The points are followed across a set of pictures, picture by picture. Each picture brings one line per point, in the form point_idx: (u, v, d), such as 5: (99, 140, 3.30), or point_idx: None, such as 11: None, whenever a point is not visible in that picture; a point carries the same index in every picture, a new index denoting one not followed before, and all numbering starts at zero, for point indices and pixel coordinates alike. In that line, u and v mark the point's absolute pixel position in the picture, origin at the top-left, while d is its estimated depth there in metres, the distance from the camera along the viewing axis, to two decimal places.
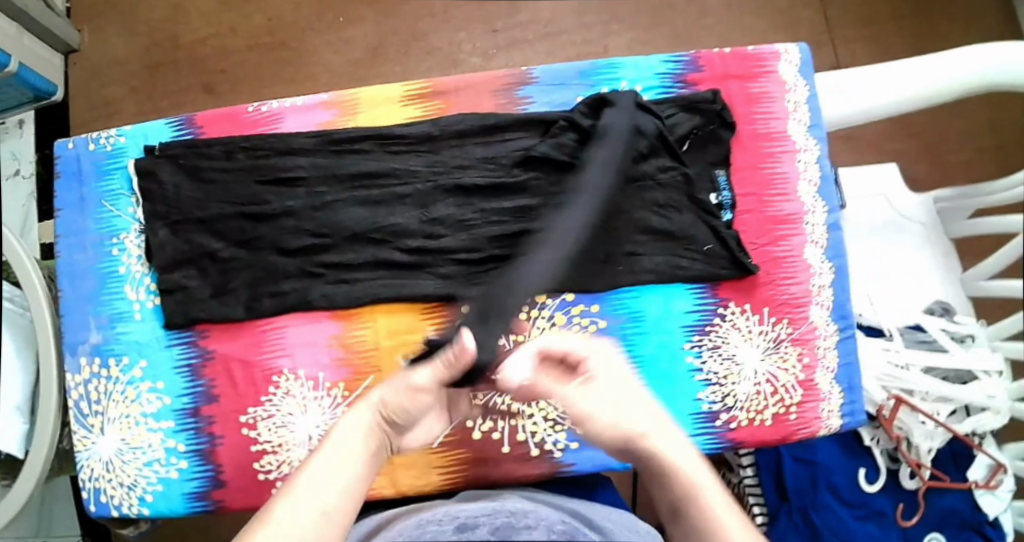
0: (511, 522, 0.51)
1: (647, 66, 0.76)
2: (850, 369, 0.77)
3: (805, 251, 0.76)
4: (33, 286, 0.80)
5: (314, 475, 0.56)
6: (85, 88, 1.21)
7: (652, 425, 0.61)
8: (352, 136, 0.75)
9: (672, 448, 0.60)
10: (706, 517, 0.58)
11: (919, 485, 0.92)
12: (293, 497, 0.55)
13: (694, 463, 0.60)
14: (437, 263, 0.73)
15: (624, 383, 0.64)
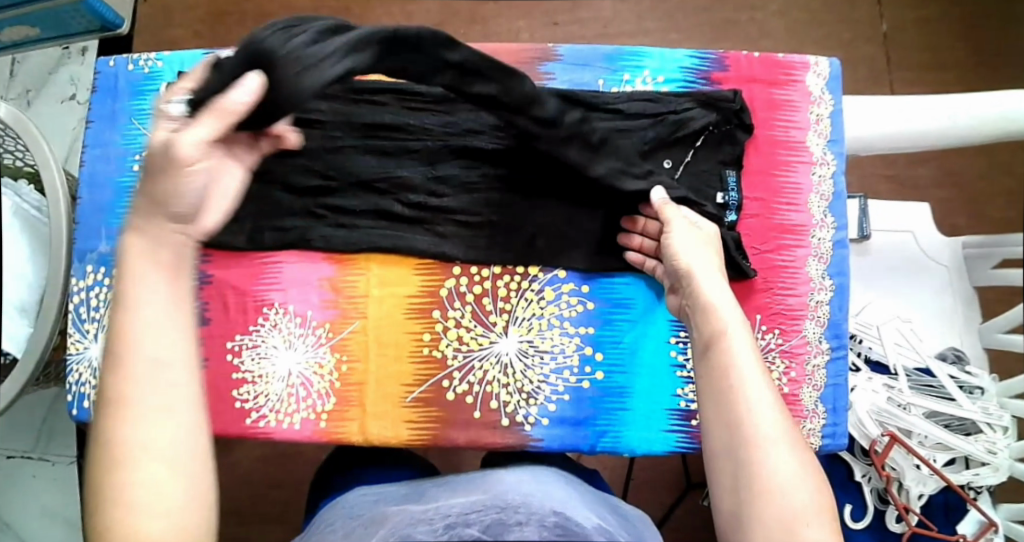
0: (500, 521, 0.48)
1: (673, 58, 0.76)
2: (837, 390, 0.74)
3: (808, 265, 0.74)
4: (57, 197, 0.84)
5: (140, 345, 0.51)
6: (150, 26, 1.27)
7: (719, 289, 0.66)
8: (372, 87, 0.75)
9: (723, 303, 0.64)
10: (731, 371, 0.61)
11: (904, 530, 0.90)
12: (140, 370, 0.51)
13: (737, 320, 0.63)
14: (437, 222, 0.74)
15: (706, 243, 0.69)
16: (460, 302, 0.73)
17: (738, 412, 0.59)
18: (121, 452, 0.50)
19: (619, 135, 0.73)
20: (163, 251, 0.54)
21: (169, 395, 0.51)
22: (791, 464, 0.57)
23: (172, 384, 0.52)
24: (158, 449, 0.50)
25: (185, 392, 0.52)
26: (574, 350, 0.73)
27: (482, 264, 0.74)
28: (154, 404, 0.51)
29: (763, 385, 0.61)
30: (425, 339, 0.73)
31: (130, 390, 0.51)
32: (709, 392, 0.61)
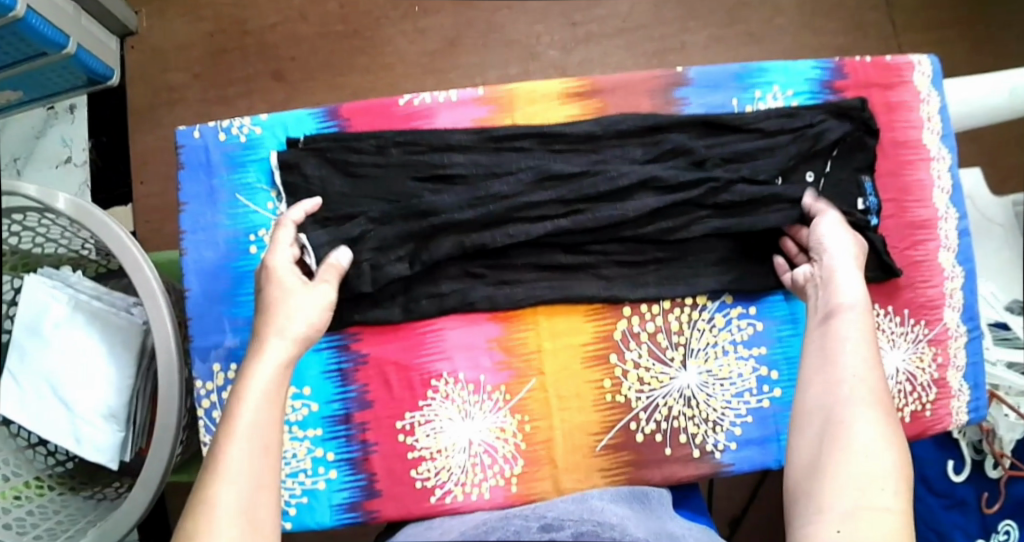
0: (595, 532, 0.55)
1: (798, 71, 0.77)
2: (976, 368, 0.80)
3: (940, 256, 0.79)
4: (154, 296, 0.75)
5: (248, 427, 0.58)
6: (145, 72, 1.18)
7: (846, 272, 0.69)
8: (512, 133, 0.73)
9: (846, 281, 0.68)
10: (838, 345, 0.65)
11: (1001, 475, 0.97)
12: (239, 442, 0.58)
13: (857, 299, 0.67)
14: (601, 265, 0.73)
15: (848, 242, 0.70)
16: (635, 343, 0.73)
17: (839, 388, 0.63)
18: (206, 514, 0.55)
19: (762, 154, 0.75)
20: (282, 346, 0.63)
21: (254, 461, 0.57)
22: (874, 438, 0.60)
23: (263, 467, 0.58)
24: (245, 514, 0.56)
25: (258, 466, 0.58)
26: (752, 373, 0.74)
27: (653, 301, 0.73)
28: (238, 465, 0.57)
29: (868, 368, 0.64)
30: (607, 386, 0.73)
31: (227, 455, 0.57)
32: (818, 364, 0.66)
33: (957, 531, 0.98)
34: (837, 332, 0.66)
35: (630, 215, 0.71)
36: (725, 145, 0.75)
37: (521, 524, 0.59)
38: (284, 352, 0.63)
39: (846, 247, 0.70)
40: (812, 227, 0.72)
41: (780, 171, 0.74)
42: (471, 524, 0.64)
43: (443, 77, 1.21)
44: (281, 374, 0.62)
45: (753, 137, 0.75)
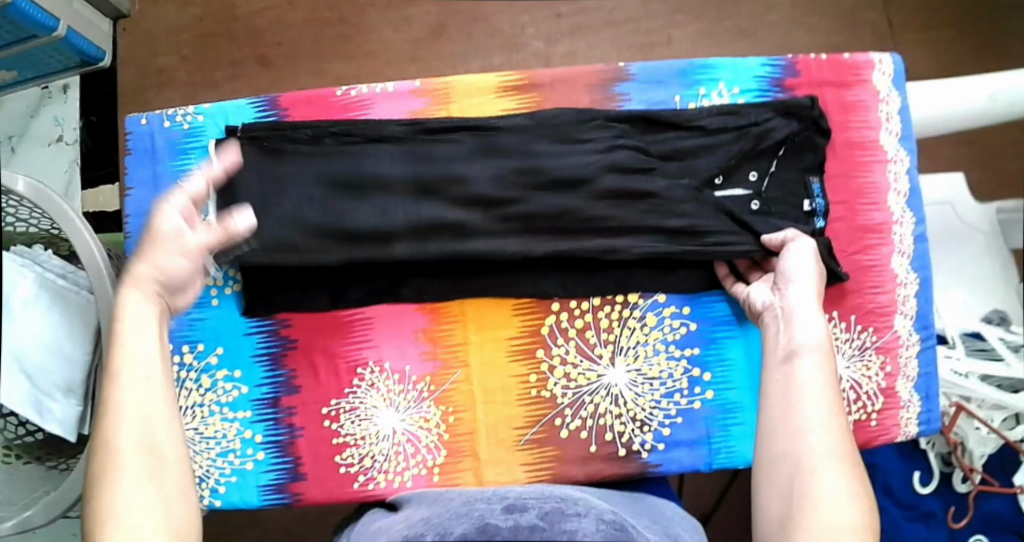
0: (560, 510, 0.57)
1: (746, 68, 0.76)
2: (929, 379, 0.77)
3: (892, 262, 0.77)
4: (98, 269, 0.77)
5: (133, 359, 0.62)
6: (135, 57, 1.21)
7: (807, 310, 0.66)
8: (445, 125, 0.73)
9: (802, 320, 0.65)
10: (799, 389, 0.63)
11: (970, 489, 0.96)
12: (131, 386, 0.61)
13: (817, 339, 0.64)
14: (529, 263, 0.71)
15: (816, 274, 0.68)
16: (563, 339, 0.73)
17: (803, 436, 0.61)
18: (114, 454, 0.59)
19: (701, 152, 0.73)
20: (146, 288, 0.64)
21: (148, 394, 0.61)
22: (840, 487, 0.59)
23: (152, 397, 0.62)
24: (146, 449, 0.60)
25: (149, 402, 0.61)
26: (683, 373, 0.73)
27: (582, 298, 0.73)
28: (132, 402, 0.61)
29: (830, 412, 0.62)
30: (532, 381, 0.72)
31: (120, 402, 0.61)
32: (782, 407, 0.63)
33: None
34: (795, 375, 0.64)
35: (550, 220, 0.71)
36: (665, 142, 0.73)
37: (485, 507, 0.60)
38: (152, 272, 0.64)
39: (812, 278, 0.68)
40: (781, 256, 0.70)
41: (720, 170, 0.73)
42: (440, 503, 0.64)
43: (426, 65, 1.19)
44: (149, 311, 0.64)
45: (694, 135, 0.74)
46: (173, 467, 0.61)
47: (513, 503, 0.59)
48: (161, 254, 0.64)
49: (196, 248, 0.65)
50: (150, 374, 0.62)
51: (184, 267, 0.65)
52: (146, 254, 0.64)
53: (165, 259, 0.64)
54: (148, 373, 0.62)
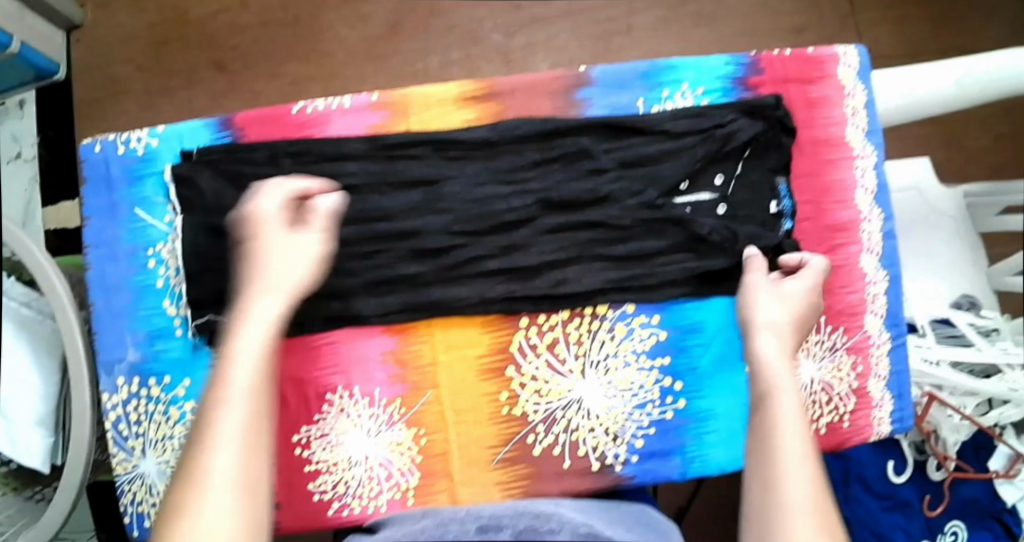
0: (533, 528, 0.55)
1: (708, 67, 0.74)
2: (900, 377, 0.77)
3: (861, 260, 0.76)
4: (57, 292, 0.76)
5: (235, 390, 0.57)
6: (91, 67, 1.17)
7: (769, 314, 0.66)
8: (405, 140, 0.71)
9: (768, 327, 0.65)
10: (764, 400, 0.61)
11: (945, 476, 0.98)
12: (228, 407, 0.56)
13: (776, 347, 0.64)
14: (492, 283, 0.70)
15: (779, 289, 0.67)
16: (533, 355, 0.71)
17: (776, 469, 0.57)
18: (195, 493, 0.52)
19: (667, 156, 0.72)
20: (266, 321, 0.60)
21: (252, 425, 0.56)
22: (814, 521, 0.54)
23: (257, 428, 0.56)
24: (229, 486, 0.53)
25: (251, 427, 0.56)
26: (654, 383, 0.72)
27: (550, 312, 0.71)
28: (230, 438, 0.55)
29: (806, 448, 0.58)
30: (503, 399, 0.71)
31: (219, 425, 0.55)
32: (761, 442, 0.59)
33: (897, 532, 0.97)
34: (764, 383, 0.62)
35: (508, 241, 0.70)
36: (627, 148, 0.72)
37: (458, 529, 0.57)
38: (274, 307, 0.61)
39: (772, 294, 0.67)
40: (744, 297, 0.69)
41: (685, 175, 0.72)
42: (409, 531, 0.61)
43: (383, 64, 1.16)
44: (263, 345, 0.59)
45: (658, 140, 0.72)
46: (264, 493, 0.55)
47: (487, 523, 0.57)
48: (276, 279, 0.62)
49: (308, 238, 0.64)
50: (252, 397, 0.57)
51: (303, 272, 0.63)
52: None
53: None
54: (263, 409, 0.57)
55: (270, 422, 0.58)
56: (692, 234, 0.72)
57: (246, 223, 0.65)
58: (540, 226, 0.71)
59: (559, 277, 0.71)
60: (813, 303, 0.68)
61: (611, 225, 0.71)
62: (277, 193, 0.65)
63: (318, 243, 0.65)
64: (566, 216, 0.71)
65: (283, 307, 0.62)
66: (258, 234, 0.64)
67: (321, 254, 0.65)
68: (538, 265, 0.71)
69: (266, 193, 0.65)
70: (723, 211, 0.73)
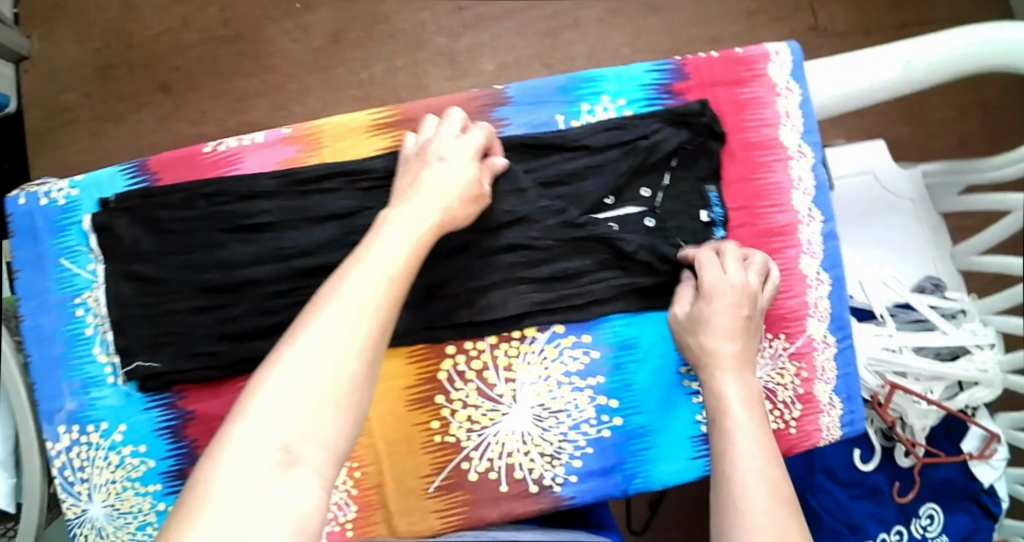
0: None
1: (630, 76, 0.72)
2: (849, 380, 0.75)
3: (801, 263, 0.74)
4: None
5: (338, 336, 0.53)
6: (40, 97, 1.15)
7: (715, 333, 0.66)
8: (320, 173, 0.70)
9: (711, 344, 0.66)
10: (722, 416, 0.64)
11: (913, 462, 0.96)
12: (316, 351, 0.52)
13: (728, 361, 0.66)
14: (417, 314, 0.70)
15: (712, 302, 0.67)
16: (462, 382, 0.70)
17: (731, 482, 0.60)
18: (257, 431, 0.48)
19: (589, 172, 0.70)
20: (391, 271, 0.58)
21: (342, 368, 0.52)
22: (771, 526, 0.56)
23: (356, 377, 0.52)
24: (290, 441, 0.49)
25: (340, 381, 0.51)
26: (588, 403, 0.71)
27: (477, 338, 0.70)
28: (316, 382, 0.51)
29: (762, 459, 0.61)
30: (434, 427, 0.71)
31: (299, 365, 0.51)
32: (718, 462, 0.62)
33: (869, 520, 0.95)
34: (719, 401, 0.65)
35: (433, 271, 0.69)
36: (547, 166, 0.70)
37: None
38: (392, 261, 0.58)
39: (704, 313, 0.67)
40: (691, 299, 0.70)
41: (609, 191, 0.70)
42: None
43: (329, 74, 1.14)
44: (384, 299, 0.56)
45: (578, 155, 0.70)
46: (338, 441, 0.51)
47: None
48: (413, 205, 0.62)
49: (474, 174, 0.65)
50: (360, 351, 0.53)
51: (455, 209, 0.64)
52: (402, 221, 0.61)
53: (410, 226, 0.61)
54: (364, 341, 0.53)
55: (370, 371, 0.54)
56: (618, 251, 0.70)
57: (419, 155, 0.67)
58: (461, 253, 0.69)
59: (482, 303, 0.70)
60: (730, 306, 0.67)
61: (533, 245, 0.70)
62: (478, 134, 0.67)
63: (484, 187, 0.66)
64: (486, 240, 0.69)
65: (406, 251, 0.59)
66: (430, 163, 0.65)
67: (477, 192, 0.66)
68: (466, 293, 0.70)
69: (464, 135, 0.67)
70: (650, 224, 0.71)
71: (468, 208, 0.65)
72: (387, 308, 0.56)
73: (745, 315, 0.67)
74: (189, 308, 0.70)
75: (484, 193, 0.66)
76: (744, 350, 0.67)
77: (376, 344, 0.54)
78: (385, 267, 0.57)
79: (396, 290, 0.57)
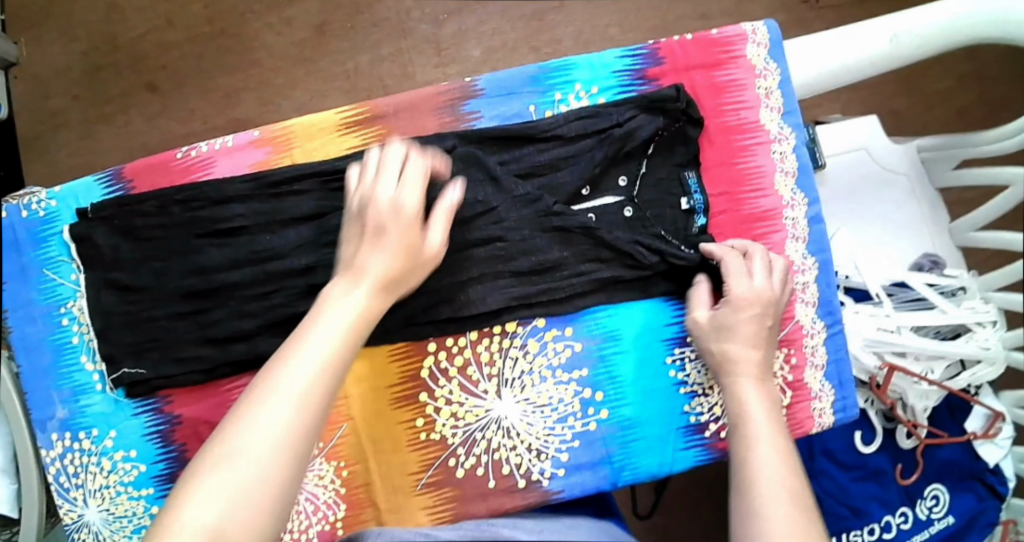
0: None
1: (602, 63, 0.71)
2: (840, 365, 0.74)
3: (787, 249, 0.73)
4: None
5: (286, 386, 0.54)
6: (29, 102, 1.16)
7: (739, 341, 0.66)
8: (291, 175, 0.70)
9: (735, 350, 0.66)
10: (743, 421, 0.63)
11: (916, 444, 0.94)
12: (265, 401, 0.53)
13: (749, 367, 0.65)
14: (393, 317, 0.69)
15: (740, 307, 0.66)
16: (445, 379, 0.70)
17: (753, 491, 0.58)
18: (203, 480, 0.50)
19: (564, 162, 0.70)
20: (342, 318, 0.58)
21: (271, 463, 0.51)
22: (792, 533, 0.55)
23: (283, 471, 0.51)
24: (230, 491, 0.49)
25: (286, 431, 0.52)
26: (574, 396, 0.71)
27: (458, 334, 0.70)
28: (262, 430, 0.52)
29: (782, 471, 0.59)
30: (419, 425, 0.71)
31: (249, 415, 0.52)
32: (739, 472, 0.60)
33: (871, 503, 0.95)
34: (739, 406, 0.64)
35: None
36: (521, 158, 0.70)
37: None
38: (347, 311, 0.59)
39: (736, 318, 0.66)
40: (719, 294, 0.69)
41: (585, 182, 0.70)
42: None
43: (314, 67, 1.14)
44: (337, 347, 0.57)
45: (552, 146, 0.70)
46: (280, 488, 0.51)
47: None
48: (373, 243, 0.62)
49: (413, 235, 0.62)
50: (308, 402, 0.54)
51: (394, 270, 0.61)
52: (359, 267, 0.61)
53: (369, 271, 0.61)
54: (310, 392, 0.54)
55: (318, 420, 0.54)
56: (600, 241, 0.69)
57: (359, 210, 0.63)
58: None
59: (461, 299, 0.69)
60: (755, 315, 0.67)
61: (510, 238, 0.69)
62: (415, 178, 0.64)
63: (433, 242, 0.64)
64: (461, 235, 0.69)
65: (362, 298, 0.60)
66: (372, 225, 0.62)
67: (418, 256, 0.63)
68: (446, 289, 0.69)
69: (404, 176, 0.64)
70: (630, 214, 0.71)
71: (413, 269, 0.63)
72: (339, 357, 0.56)
73: (769, 326, 0.67)
74: (170, 314, 0.71)
75: (432, 251, 0.64)
76: (766, 358, 0.67)
77: (325, 393, 0.55)
78: (339, 319, 0.58)
79: (349, 339, 0.58)
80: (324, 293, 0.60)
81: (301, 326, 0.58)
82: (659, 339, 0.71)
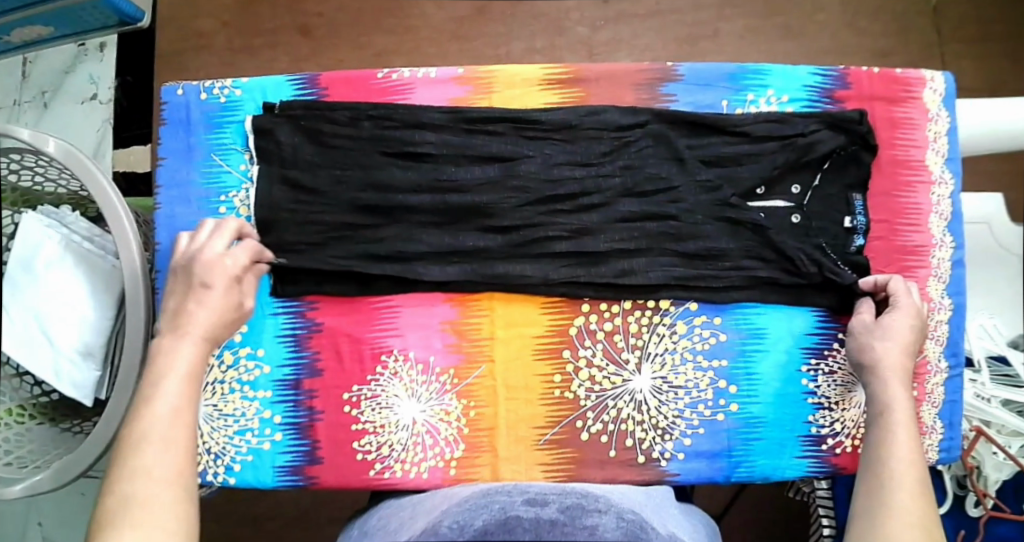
0: (580, 505, 0.56)
1: (796, 76, 0.75)
2: (954, 407, 0.76)
3: (928, 285, 0.75)
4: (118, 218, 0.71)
5: (161, 429, 0.60)
6: (177, 18, 1.18)
7: (898, 342, 0.68)
8: (487, 116, 0.72)
9: (892, 354, 0.68)
10: (886, 414, 0.66)
11: (982, 514, 0.91)
12: (147, 444, 0.59)
13: (897, 365, 0.67)
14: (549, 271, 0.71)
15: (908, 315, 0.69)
16: (590, 341, 0.72)
17: (883, 472, 0.64)
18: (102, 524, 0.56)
19: (746, 159, 0.72)
20: (183, 364, 0.63)
21: (175, 427, 0.61)
22: (916, 520, 0.61)
23: (188, 430, 0.61)
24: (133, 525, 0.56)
25: (174, 465, 0.59)
26: (709, 385, 0.72)
27: (612, 300, 0.72)
28: (146, 468, 0.58)
29: (911, 463, 0.64)
30: (556, 381, 0.72)
31: (138, 458, 0.58)
32: (875, 455, 0.65)
33: None
34: (886, 396, 0.67)
35: (578, 228, 0.71)
36: (708, 147, 0.72)
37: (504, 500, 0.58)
38: (184, 358, 0.64)
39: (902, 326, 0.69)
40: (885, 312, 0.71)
41: (762, 181, 0.72)
42: (453, 502, 0.62)
43: (467, 45, 1.17)
44: (189, 387, 0.63)
45: (740, 141, 0.72)
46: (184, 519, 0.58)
47: (534, 495, 0.58)
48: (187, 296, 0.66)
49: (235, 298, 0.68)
50: (179, 442, 0.60)
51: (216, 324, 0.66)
52: (186, 328, 0.65)
53: (196, 321, 0.65)
54: (180, 432, 0.61)
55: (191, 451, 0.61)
56: (761, 237, 0.72)
57: (184, 267, 0.67)
58: (611, 213, 0.72)
59: (625, 267, 0.71)
60: (913, 324, 0.69)
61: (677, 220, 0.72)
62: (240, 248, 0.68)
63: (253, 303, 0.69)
64: (638, 205, 0.71)
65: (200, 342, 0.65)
66: (195, 287, 0.66)
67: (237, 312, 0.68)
68: (613, 255, 0.72)
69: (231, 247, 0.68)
70: (796, 220, 0.73)
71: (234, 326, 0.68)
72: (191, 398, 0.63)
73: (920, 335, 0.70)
74: (337, 222, 0.72)
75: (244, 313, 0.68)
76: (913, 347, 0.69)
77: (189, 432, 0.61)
78: (183, 366, 0.63)
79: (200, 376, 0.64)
80: (160, 342, 0.65)
81: (158, 373, 0.63)
82: (800, 346, 0.73)
